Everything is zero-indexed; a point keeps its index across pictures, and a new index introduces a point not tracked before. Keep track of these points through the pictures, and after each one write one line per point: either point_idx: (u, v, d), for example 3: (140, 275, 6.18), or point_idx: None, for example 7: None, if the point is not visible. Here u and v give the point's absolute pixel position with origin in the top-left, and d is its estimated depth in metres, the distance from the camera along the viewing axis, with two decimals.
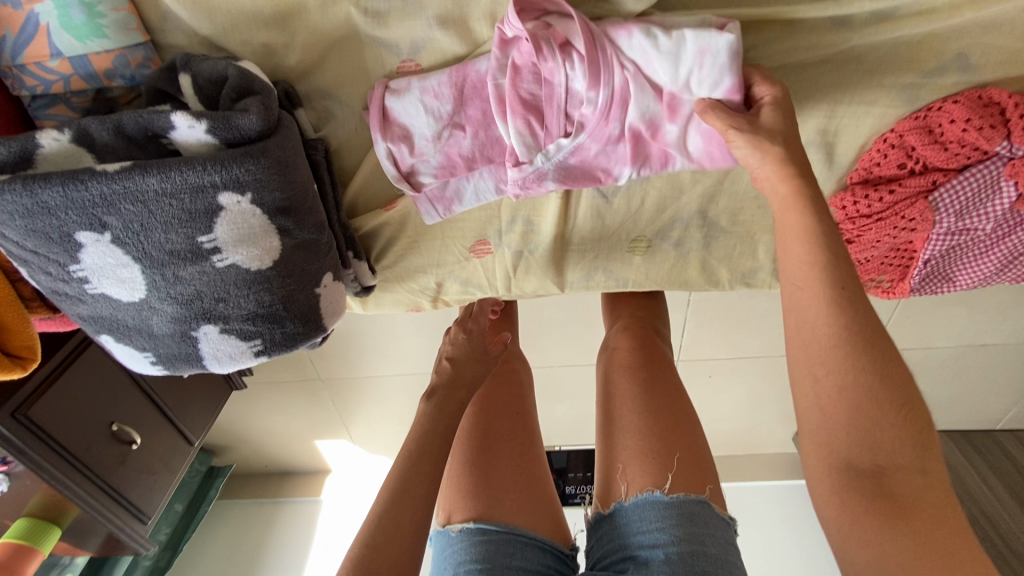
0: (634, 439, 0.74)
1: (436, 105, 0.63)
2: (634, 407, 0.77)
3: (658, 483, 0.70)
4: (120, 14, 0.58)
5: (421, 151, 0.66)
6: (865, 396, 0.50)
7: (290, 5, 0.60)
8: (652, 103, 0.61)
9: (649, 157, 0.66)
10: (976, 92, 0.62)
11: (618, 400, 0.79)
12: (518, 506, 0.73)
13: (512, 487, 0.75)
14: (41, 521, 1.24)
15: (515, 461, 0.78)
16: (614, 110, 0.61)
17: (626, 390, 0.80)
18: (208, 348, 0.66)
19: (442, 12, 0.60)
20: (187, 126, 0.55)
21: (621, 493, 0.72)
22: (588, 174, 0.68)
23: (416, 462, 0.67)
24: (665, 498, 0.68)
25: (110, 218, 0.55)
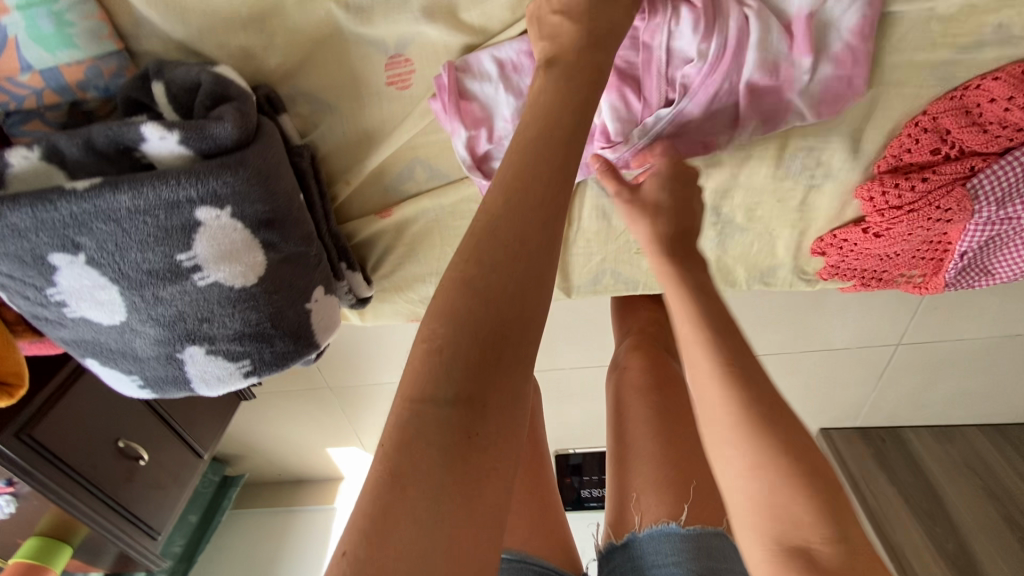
0: (652, 465, 0.70)
1: (516, 79, 0.59)
2: (648, 431, 0.73)
3: (673, 515, 0.66)
4: (91, 23, 0.55)
5: (499, 133, 0.61)
6: (768, 453, 0.44)
7: (267, 4, 0.56)
8: (765, 56, 0.55)
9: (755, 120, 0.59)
10: (1020, 67, 0.56)
11: (631, 423, 0.75)
12: (527, 533, 0.69)
13: (519, 517, 0.71)
14: (51, 539, 1.22)
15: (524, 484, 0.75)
16: (721, 66, 0.55)
17: (637, 411, 0.76)
18: (194, 370, 0.63)
19: (428, 3, 0.56)
20: (159, 137, 0.51)
21: (634, 525, 0.68)
22: (687, 143, 0.62)
23: (518, 169, 0.43)
24: (681, 530, 0.64)
25: (83, 238, 0.52)
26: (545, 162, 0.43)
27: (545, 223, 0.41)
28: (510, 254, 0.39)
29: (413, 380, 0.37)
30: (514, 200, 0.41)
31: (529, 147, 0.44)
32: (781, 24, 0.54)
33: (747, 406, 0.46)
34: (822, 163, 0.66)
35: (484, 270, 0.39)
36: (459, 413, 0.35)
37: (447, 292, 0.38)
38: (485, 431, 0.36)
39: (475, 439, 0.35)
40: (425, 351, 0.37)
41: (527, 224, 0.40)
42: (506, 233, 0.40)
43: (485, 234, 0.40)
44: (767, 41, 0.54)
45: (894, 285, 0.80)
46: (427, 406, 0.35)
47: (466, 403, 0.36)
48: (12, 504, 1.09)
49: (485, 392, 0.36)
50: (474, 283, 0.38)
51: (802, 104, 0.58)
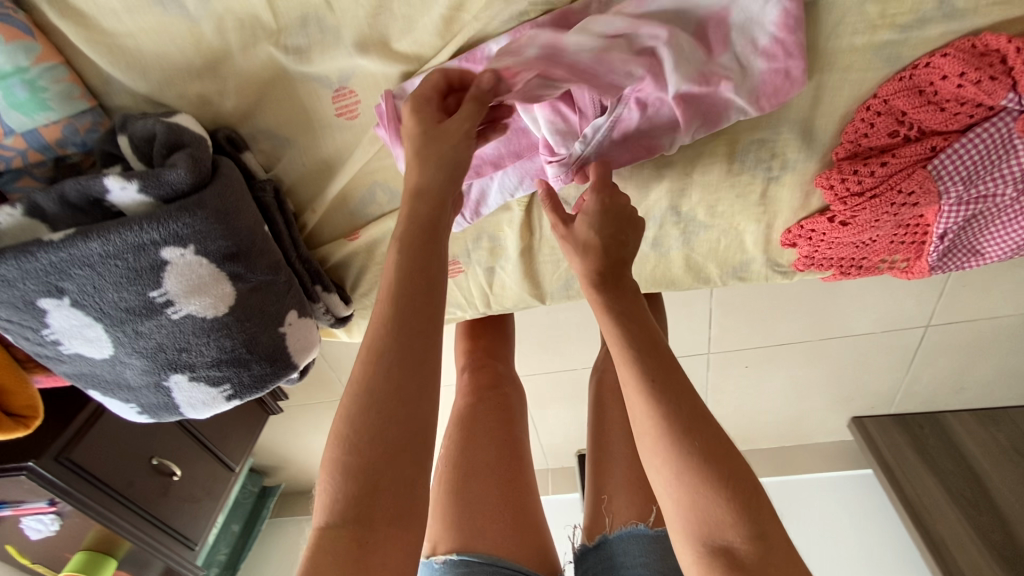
0: (623, 467, 0.77)
1: None
2: (622, 433, 0.81)
3: (641, 517, 0.71)
4: (62, 85, 0.60)
5: None
6: (694, 461, 0.49)
7: (216, 52, 0.60)
8: (692, 67, 0.54)
9: (695, 123, 0.59)
10: (969, 41, 0.53)
11: (610, 427, 0.82)
12: (502, 537, 0.72)
13: (495, 518, 0.74)
14: (96, 553, 1.31)
15: (501, 485, 0.78)
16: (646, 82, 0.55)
17: (617, 421, 0.82)
18: (181, 396, 0.69)
19: (360, 37, 0.58)
20: (121, 188, 0.56)
21: (605, 525, 0.73)
22: (632, 147, 0.63)
23: (392, 302, 0.47)
24: (649, 531, 0.69)
25: (65, 283, 0.57)
26: (414, 296, 0.47)
27: (419, 352, 0.46)
28: (387, 388, 0.45)
29: (318, 506, 0.43)
30: (385, 327, 0.47)
31: (401, 282, 0.48)
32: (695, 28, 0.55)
33: (671, 416, 0.51)
34: (777, 155, 0.65)
35: (364, 407, 0.44)
36: (352, 534, 0.42)
37: (337, 428, 0.45)
38: (379, 547, 0.42)
39: (370, 555, 0.42)
40: (325, 483, 0.44)
41: (401, 359, 0.45)
42: (381, 371, 0.45)
43: (366, 373, 0.46)
44: (688, 55, 0.53)
45: (879, 271, 0.78)
46: (327, 533, 0.42)
47: (358, 524, 0.42)
48: (57, 521, 1.18)
49: (375, 512, 0.42)
50: (355, 423, 0.44)
51: (740, 99, 0.56)
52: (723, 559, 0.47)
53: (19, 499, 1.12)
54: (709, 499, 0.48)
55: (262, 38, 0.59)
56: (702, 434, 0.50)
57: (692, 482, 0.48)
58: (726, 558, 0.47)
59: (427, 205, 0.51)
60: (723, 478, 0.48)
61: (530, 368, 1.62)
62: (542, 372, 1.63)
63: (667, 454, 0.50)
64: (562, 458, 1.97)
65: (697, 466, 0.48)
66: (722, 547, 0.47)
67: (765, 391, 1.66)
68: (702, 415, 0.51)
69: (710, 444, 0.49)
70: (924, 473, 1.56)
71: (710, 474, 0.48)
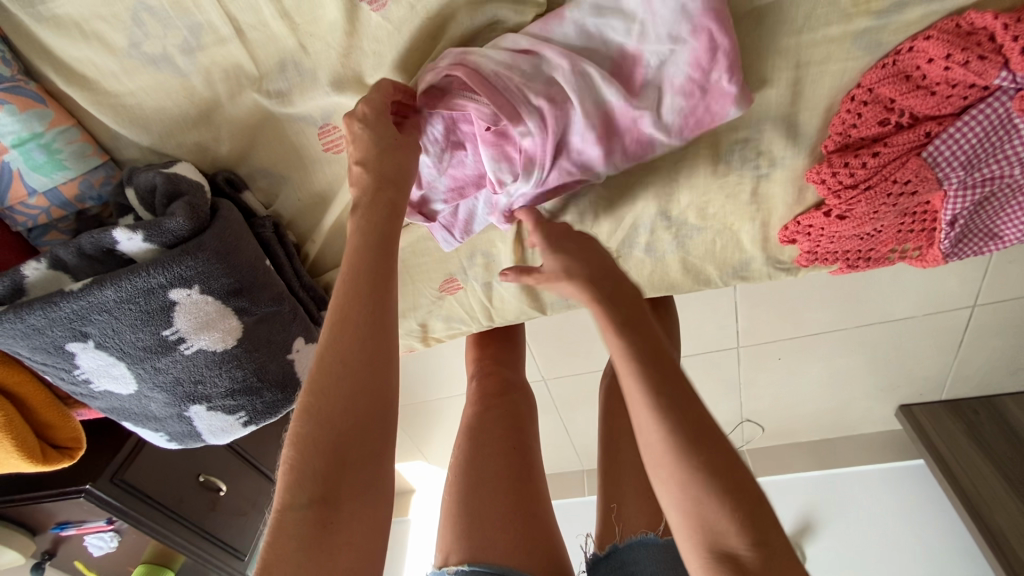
0: (633, 476, 0.77)
1: (429, 130, 0.61)
2: (630, 441, 0.80)
3: (649, 524, 0.70)
4: (76, 145, 0.65)
5: (429, 179, 0.65)
6: (694, 465, 0.45)
7: (207, 102, 0.64)
8: (599, 96, 0.56)
9: (619, 150, 0.61)
10: (953, 21, 0.51)
11: (618, 435, 0.81)
12: (512, 541, 0.72)
13: (503, 525, 0.74)
14: (154, 564, 1.39)
15: (511, 496, 0.77)
16: (552, 129, 0.57)
17: (625, 429, 0.82)
18: (202, 424, 0.74)
19: (335, 77, 0.61)
20: (128, 238, 0.60)
21: (616, 534, 0.71)
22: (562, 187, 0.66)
23: (354, 295, 0.50)
24: (658, 539, 0.66)
25: (88, 327, 0.61)
26: (374, 287, 0.50)
27: (380, 341, 0.49)
28: (347, 374, 0.47)
29: (279, 488, 0.45)
30: (345, 304, 0.50)
31: (365, 275, 0.51)
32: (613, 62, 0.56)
33: (668, 421, 0.47)
34: (763, 153, 0.63)
35: (325, 392, 0.47)
36: (314, 510, 0.44)
37: (301, 412, 0.47)
38: (341, 522, 0.44)
39: (332, 529, 0.44)
40: (287, 464, 0.46)
41: (364, 347, 0.48)
42: (343, 358, 0.48)
43: (328, 358, 0.48)
44: (597, 86, 0.55)
45: (890, 262, 0.75)
46: (287, 509, 0.44)
47: (321, 500, 0.44)
48: (117, 537, 1.26)
49: (336, 489, 0.44)
50: (318, 402, 0.47)
51: (656, 132, 0.58)
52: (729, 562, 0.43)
53: (81, 518, 1.21)
54: (709, 499, 0.45)
55: (247, 86, 0.63)
56: (698, 428, 0.47)
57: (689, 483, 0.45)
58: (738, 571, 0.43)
59: (389, 203, 0.55)
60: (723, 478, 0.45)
61: (555, 371, 1.62)
62: (567, 374, 1.63)
63: (664, 450, 0.47)
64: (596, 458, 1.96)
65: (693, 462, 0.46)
66: (726, 550, 0.44)
67: (800, 383, 1.60)
68: (700, 421, 0.47)
69: (706, 440, 0.47)
70: (980, 460, 1.47)
71: (708, 476, 0.45)
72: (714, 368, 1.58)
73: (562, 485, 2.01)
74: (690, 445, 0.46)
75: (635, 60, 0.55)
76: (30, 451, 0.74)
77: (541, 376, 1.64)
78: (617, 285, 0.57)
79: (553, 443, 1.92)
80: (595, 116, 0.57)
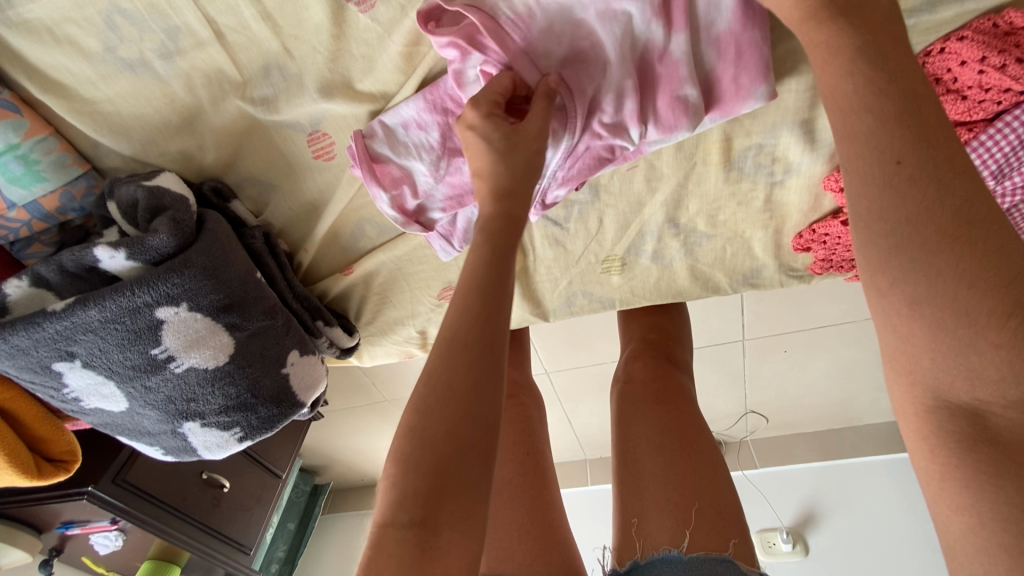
0: (656, 487, 0.67)
1: (423, 136, 0.59)
2: (653, 449, 0.70)
3: (674, 542, 0.62)
4: (54, 155, 0.61)
5: (425, 189, 0.63)
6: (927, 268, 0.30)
7: (190, 109, 0.61)
8: (628, 45, 0.51)
9: (649, 113, 0.54)
10: (990, 20, 0.47)
11: (635, 443, 0.72)
12: (530, 559, 0.67)
13: (521, 537, 0.70)
14: (161, 560, 1.39)
15: (524, 507, 0.73)
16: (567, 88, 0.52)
17: (643, 434, 0.73)
18: (197, 440, 0.72)
19: (322, 83, 0.58)
20: (110, 256, 0.57)
21: (636, 550, 0.64)
22: (599, 161, 0.58)
23: (460, 305, 0.43)
24: (683, 557, 0.59)
25: (74, 348, 0.59)
26: (485, 293, 0.43)
27: (483, 355, 0.41)
28: (452, 379, 0.40)
29: (380, 505, 0.39)
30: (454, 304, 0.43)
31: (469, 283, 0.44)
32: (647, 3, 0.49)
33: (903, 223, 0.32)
34: (778, 159, 0.60)
35: (427, 399, 0.40)
36: (414, 535, 0.37)
37: (402, 426, 0.41)
38: (439, 553, 0.37)
39: (431, 559, 0.36)
40: (388, 481, 0.39)
41: (464, 361, 0.41)
42: (444, 371, 0.41)
43: (432, 367, 0.42)
44: (624, 32, 0.50)
45: None
46: (387, 529, 0.37)
47: (421, 523, 0.37)
48: (122, 536, 1.26)
49: (437, 515, 0.37)
50: (422, 409, 0.40)
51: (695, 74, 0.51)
52: (968, 435, 0.29)
53: (86, 518, 1.20)
54: (954, 344, 0.29)
55: (229, 92, 0.59)
56: (950, 258, 0.30)
57: (935, 323, 0.30)
58: (985, 447, 0.29)
59: (495, 207, 0.48)
60: (1001, 315, 0.28)
61: (559, 364, 1.60)
62: (571, 368, 1.61)
63: (908, 276, 0.31)
64: (600, 448, 1.95)
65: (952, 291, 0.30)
66: (969, 410, 0.29)
67: (807, 375, 1.58)
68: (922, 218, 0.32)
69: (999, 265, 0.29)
70: None
71: (975, 317, 0.29)
72: (720, 361, 1.55)
73: (565, 474, 2.01)
74: (958, 272, 0.30)
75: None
76: (24, 468, 0.72)
77: (544, 369, 1.62)
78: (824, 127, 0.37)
79: (557, 433, 1.91)
80: (624, 71, 0.51)
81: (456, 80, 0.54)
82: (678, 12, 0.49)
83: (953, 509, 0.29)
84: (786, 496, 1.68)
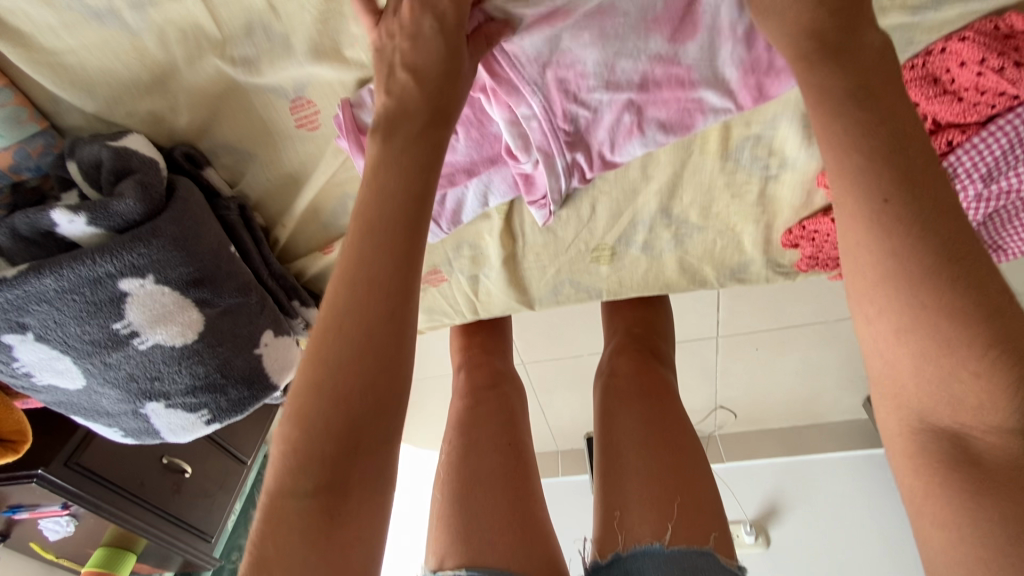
0: (637, 481, 0.66)
1: None
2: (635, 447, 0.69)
3: (656, 535, 0.61)
4: (8, 109, 0.56)
5: None
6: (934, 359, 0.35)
7: (162, 65, 0.56)
8: (633, 62, 0.52)
9: (652, 123, 0.56)
10: (991, 22, 0.48)
11: (619, 441, 0.71)
12: (511, 550, 0.66)
13: (500, 529, 0.68)
14: (115, 548, 1.33)
15: (503, 498, 0.72)
16: (557, 110, 0.55)
17: (626, 428, 0.72)
18: (160, 421, 0.68)
19: (311, 46, 0.55)
20: (69, 221, 0.53)
21: (618, 542, 0.63)
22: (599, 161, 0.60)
23: (372, 261, 0.42)
24: (665, 550, 0.59)
25: (26, 319, 0.54)
26: (398, 244, 0.42)
27: (399, 308, 0.41)
28: (359, 347, 0.40)
29: (280, 470, 0.40)
30: (368, 263, 0.42)
31: (380, 225, 0.43)
32: (652, 22, 0.49)
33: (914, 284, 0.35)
34: (775, 152, 0.60)
35: (331, 368, 0.40)
36: (319, 499, 0.39)
37: (302, 381, 0.41)
38: (346, 515, 0.39)
39: (339, 519, 0.39)
40: (289, 444, 0.40)
41: (374, 313, 0.41)
42: (359, 322, 0.41)
43: (336, 330, 0.41)
44: (624, 50, 0.51)
45: None
46: (288, 497, 0.39)
47: (324, 491, 0.39)
48: (73, 522, 1.19)
49: (340, 475, 0.39)
50: (323, 381, 0.40)
51: (708, 82, 0.53)
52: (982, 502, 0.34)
53: (34, 502, 1.14)
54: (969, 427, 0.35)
55: (207, 49, 0.55)
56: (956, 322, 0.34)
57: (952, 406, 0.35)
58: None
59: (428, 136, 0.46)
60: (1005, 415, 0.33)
61: (535, 356, 1.60)
62: (547, 359, 1.61)
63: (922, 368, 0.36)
64: (572, 439, 1.96)
65: (937, 325, 0.35)
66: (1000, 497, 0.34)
67: (777, 373, 1.61)
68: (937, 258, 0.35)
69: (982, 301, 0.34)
70: None
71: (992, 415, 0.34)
72: (694, 357, 1.57)
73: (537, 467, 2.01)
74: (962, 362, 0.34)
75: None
76: None
77: (520, 360, 1.61)
78: None
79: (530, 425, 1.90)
80: (628, 84, 0.53)
81: None
82: (691, 25, 0.50)
83: (934, 529, 0.34)
84: (750, 490, 1.72)
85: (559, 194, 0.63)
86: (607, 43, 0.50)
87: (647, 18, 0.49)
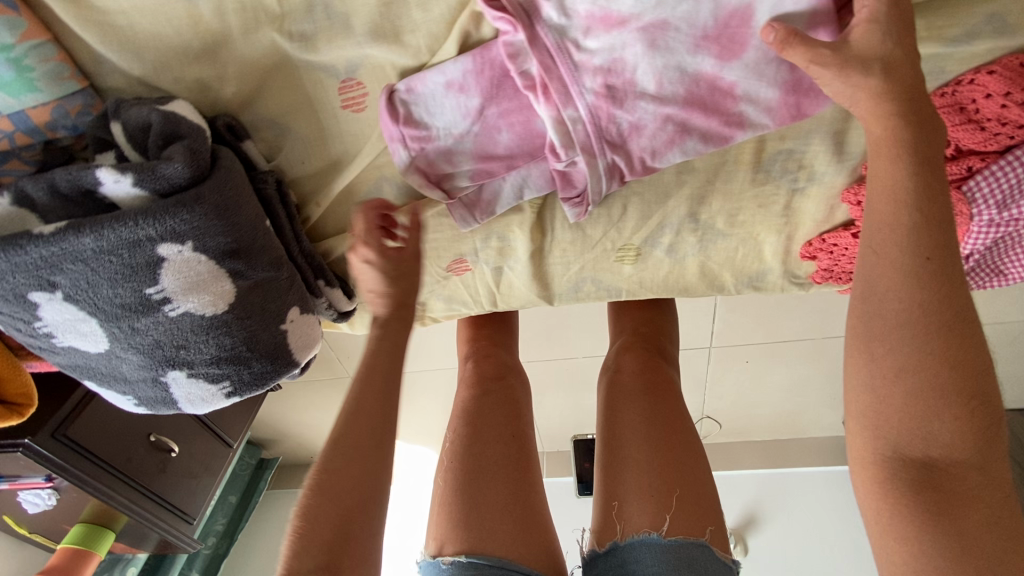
0: (635, 472, 0.68)
1: (463, 99, 0.58)
2: (636, 438, 0.71)
3: (654, 525, 0.63)
4: (50, 65, 0.55)
5: (455, 158, 0.62)
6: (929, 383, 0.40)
7: (216, 33, 0.56)
8: (682, 74, 0.54)
9: (695, 134, 0.58)
10: (1017, 58, 0.52)
11: (621, 430, 0.73)
12: (512, 538, 0.67)
13: (504, 516, 0.69)
14: (93, 525, 1.30)
15: (506, 485, 0.73)
16: (602, 114, 0.57)
17: (630, 422, 0.74)
18: (179, 391, 0.67)
19: (371, 27, 0.56)
20: (114, 181, 0.53)
21: (616, 532, 0.65)
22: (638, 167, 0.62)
23: (363, 381, 0.54)
24: (662, 541, 0.62)
25: (58, 277, 0.54)
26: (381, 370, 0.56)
27: (386, 418, 0.54)
28: (355, 448, 0.51)
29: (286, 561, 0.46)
30: (358, 383, 0.54)
31: (368, 363, 0.56)
32: (698, 37, 0.52)
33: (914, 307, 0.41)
34: (804, 167, 0.63)
35: (334, 467, 0.50)
36: None
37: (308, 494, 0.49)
38: None
39: None
40: (296, 533, 0.48)
41: (367, 424, 0.52)
42: (353, 429, 0.52)
43: (336, 438, 0.52)
44: (675, 60, 0.53)
45: None
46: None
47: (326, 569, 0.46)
48: (54, 496, 1.16)
49: (341, 558, 0.47)
50: (325, 480, 0.50)
51: (749, 102, 0.55)
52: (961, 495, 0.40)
53: (16, 473, 1.10)
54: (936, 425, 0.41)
55: (265, 22, 0.56)
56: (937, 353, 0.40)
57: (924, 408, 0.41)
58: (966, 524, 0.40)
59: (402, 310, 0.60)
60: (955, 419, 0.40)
61: (530, 356, 1.60)
62: (542, 359, 1.62)
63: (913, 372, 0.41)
64: (559, 441, 1.97)
65: (907, 357, 0.41)
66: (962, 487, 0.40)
67: (764, 387, 1.66)
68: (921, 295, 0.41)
69: (938, 313, 0.41)
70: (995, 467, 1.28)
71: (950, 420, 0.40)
72: (687, 366, 1.60)
73: None
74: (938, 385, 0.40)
75: (744, 19, 0.51)
76: None
77: None
78: (875, 145, 0.46)
79: None
80: (674, 98, 0.55)
81: (507, 53, 0.55)
82: (740, 43, 0.52)
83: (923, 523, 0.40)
84: (730, 500, 1.76)
85: (599, 193, 0.64)
86: (659, 52, 0.52)
87: (693, 32, 0.51)
